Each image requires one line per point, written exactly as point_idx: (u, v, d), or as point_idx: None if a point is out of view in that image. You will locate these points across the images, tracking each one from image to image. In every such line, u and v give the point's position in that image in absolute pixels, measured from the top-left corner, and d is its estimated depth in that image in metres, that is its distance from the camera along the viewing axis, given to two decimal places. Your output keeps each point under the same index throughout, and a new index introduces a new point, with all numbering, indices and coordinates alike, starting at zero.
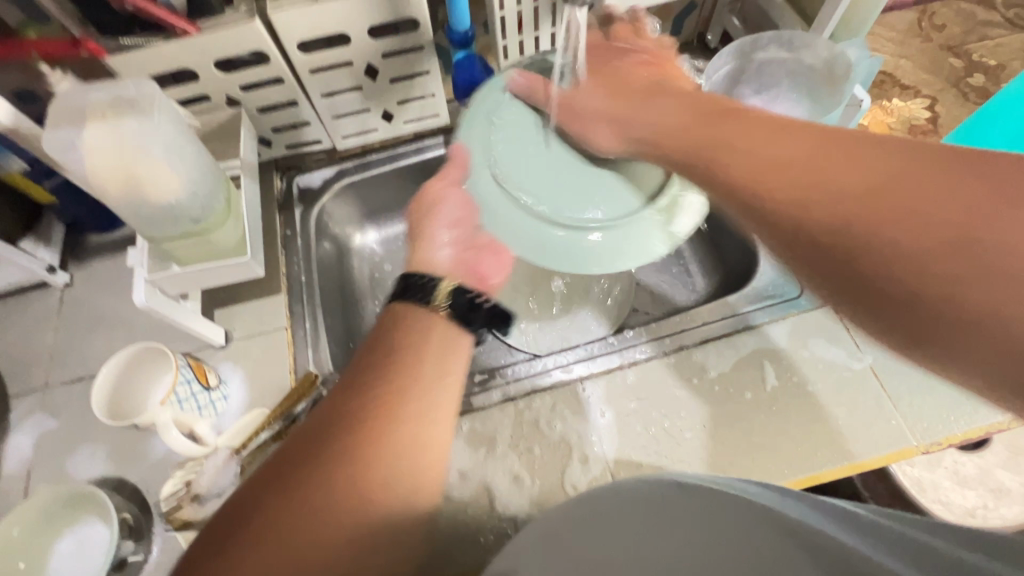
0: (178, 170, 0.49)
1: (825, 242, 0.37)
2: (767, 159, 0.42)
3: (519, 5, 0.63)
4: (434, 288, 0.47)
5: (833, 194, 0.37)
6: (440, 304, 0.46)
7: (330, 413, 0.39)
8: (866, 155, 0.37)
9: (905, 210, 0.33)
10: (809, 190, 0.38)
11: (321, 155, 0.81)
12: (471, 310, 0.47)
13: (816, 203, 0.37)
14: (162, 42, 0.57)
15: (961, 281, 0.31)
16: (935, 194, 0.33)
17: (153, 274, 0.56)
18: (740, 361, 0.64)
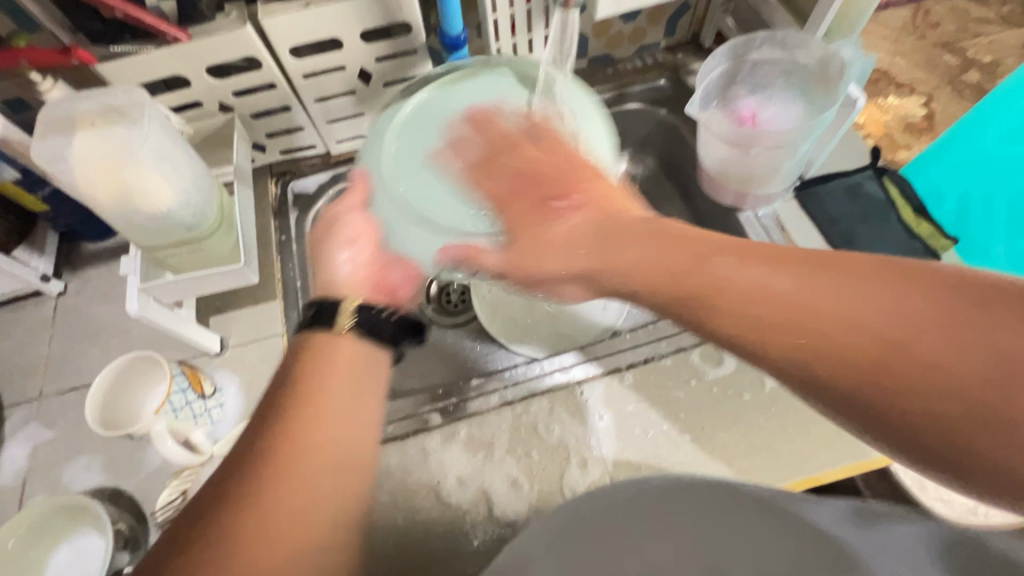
0: (170, 178, 0.49)
1: (813, 387, 0.31)
2: (690, 276, 0.37)
3: (512, 8, 0.63)
4: (339, 309, 0.44)
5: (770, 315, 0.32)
6: (344, 324, 0.43)
7: (238, 453, 0.35)
8: (813, 284, 0.31)
9: (853, 340, 0.29)
10: (769, 330, 0.32)
11: (316, 160, 0.81)
12: (380, 322, 0.45)
13: (786, 344, 0.31)
14: (154, 49, 0.57)
15: (956, 419, 0.26)
16: (879, 312, 0.28)
17: (146, 282, 0.55)
18: (739, 362, 0.64)
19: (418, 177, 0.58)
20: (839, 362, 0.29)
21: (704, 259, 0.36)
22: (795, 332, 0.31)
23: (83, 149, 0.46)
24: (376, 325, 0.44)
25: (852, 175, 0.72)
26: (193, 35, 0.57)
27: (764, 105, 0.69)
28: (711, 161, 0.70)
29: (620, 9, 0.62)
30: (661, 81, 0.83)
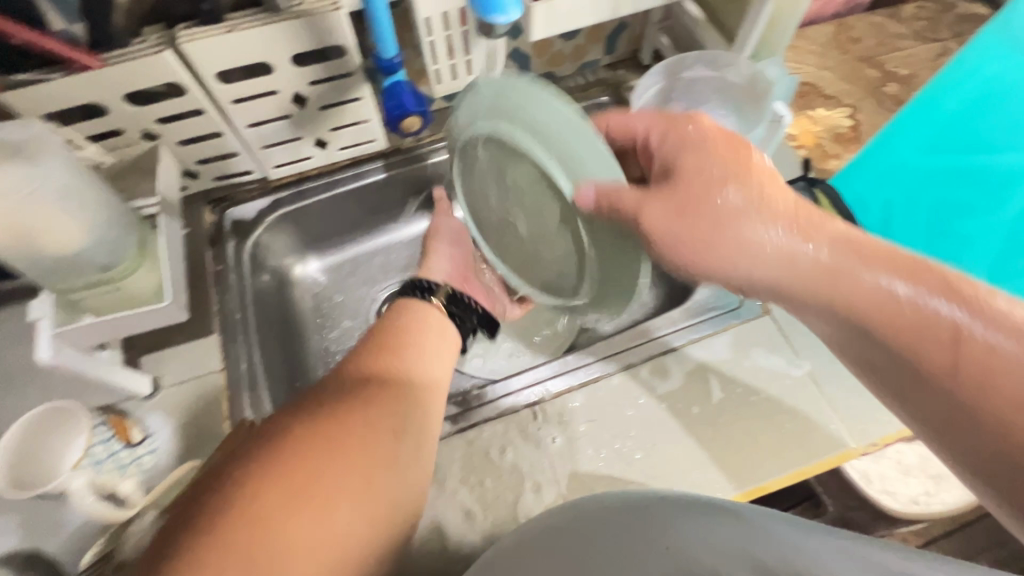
0: (77, 217, 0.45)
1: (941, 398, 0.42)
2: (854, 291, 0.45)
3: (447, 30, 0.62)
4: (437, 290, 0.66)
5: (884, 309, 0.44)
6: (438, 301, 0.65)
7: (343, 396, 0.51)
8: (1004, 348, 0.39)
9: (1001, 390, 0.39)
10: (947, 359, 0.41)
11: (254, 185, 0.77)
12: (461, 307, 0.67)
13: (943, 368, 0.41)
14: (62, 77, 0.53)
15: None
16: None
17: (59, 327, 0.52)
18: (686, 376, 0.65)
19: (495, 241, 0.64)
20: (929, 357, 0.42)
21: (883, 286, 0.44)
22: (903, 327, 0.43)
23: None
24: (457, 308, 0.66)
25: None
26: (106, 62, 0.54)
27: None
28: None
29: (554, 32, 0.62)
30: (604, 98, 0.85)
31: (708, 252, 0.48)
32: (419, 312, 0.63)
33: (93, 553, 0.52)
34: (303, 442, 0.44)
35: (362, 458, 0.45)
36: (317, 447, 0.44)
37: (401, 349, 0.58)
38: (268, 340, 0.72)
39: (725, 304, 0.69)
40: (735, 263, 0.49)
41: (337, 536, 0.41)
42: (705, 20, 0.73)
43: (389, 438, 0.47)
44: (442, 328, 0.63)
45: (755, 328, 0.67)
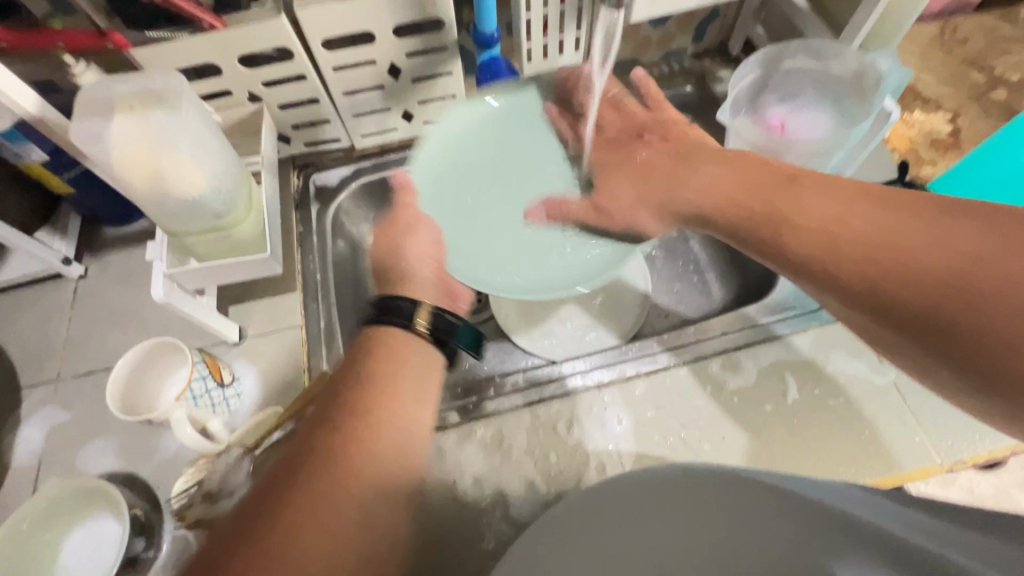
0: (204, 164, 0.49)
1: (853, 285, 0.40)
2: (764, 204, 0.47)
3: (546, 8, 0.63)
4: (415, 311, 0.47)
5: (846, 257, 0.40)
6: (421, 328, 0.47)
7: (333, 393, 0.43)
8: (892, 205, 0.41)
9: (872, 246, 0.39)
10: (837, 239, 0.41)
11: (338, 154, 0.80)
12: (448, 332, 0.48)
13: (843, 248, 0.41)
14: (189, 36, 0.57)
15: (973, 311, 0.34)
16: (917, 240, 0.38)
17: (171, 269, 0.55)
18: (760, 374, 0.63)
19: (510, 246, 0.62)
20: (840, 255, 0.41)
21: (795, 203, 0.45)
22: (986, 292, 0.34)
23: (124, 132, 0.46)
24: (443, 334, 0.47)
25: None
26: (228, 24, 0.57)
27: (792, 114, 0.68)
28: None
29: (657, 11, 0.61)
30: (687, 88, 0.83)
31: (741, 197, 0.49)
32: (390, 351, 0.45)
33: (184, 481, 0.57)
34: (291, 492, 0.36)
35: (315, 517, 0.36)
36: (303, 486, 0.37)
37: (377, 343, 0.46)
38: (343, 301, 0.75)
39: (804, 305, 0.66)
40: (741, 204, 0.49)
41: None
42: (809, 9, 0.70)
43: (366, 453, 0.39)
44: (427, 359, 0.46)
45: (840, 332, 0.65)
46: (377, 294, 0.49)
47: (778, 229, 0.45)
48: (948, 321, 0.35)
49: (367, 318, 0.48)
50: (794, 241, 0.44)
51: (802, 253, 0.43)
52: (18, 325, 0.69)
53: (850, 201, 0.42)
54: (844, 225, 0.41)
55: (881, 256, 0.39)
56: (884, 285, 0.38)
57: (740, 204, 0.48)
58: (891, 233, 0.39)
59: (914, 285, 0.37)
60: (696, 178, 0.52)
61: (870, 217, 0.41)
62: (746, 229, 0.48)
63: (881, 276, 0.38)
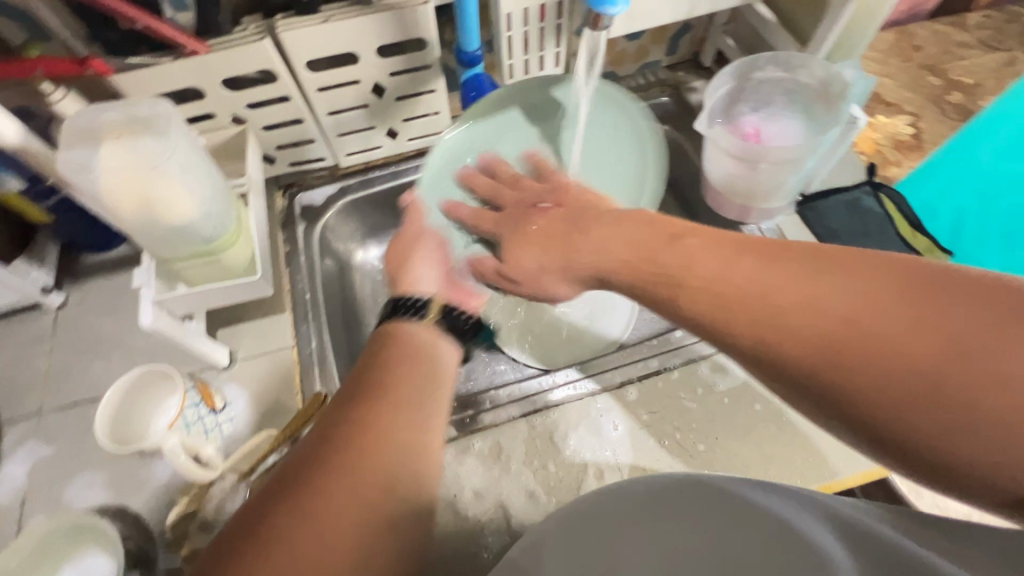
0: (194, 189, 0.49)
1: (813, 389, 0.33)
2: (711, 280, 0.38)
3: (526, 26, 0.64)
4: (431, 305, 0.54)
5: (812, 357, 0.32)
6: (432, 317, 0.53)
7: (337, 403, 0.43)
8: (849, 282, 0.33)
9: (837, 339, 0.32)
10: (795, 336, 0.33)
11: (323, 172, 0.80)
12: (458, 323, 0.55)
13: (797, 349, 0.33)
14: (171, 61, 0.57)
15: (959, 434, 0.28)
16: (887, 332, 0.30)
17: (159, 295, 0.55)
18: (749, 374, 0.65)
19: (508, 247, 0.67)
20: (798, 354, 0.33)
21: (717, 277, 0.38)
22: (871, 366, 0.30)
23: (113, 159, 0.47)
24: (454, 325, 0.54)
25: (851, 191, 0.75)
26: (211, 48, 0.57)
27: (766, 122, 0.71)
28: (717, 177, 0.73)
29: (634, 29, 0.64)
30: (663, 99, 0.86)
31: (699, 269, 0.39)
32: (402, 339, 0.50)
33: (178, 510, 0.55)
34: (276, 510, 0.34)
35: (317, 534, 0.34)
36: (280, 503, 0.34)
37: (387, 350, 0.49)
38: (334, 320, 0.75)
39: None
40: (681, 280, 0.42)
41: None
42: (776, 23, 0.73)
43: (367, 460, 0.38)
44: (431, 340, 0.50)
45: None
46: (391, 295, 0.56)
47: (715, 309, 0.38)
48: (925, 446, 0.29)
49: (383, 315, 0.53)
50: (736, 327, 0.36)
51: (706, 320, 0.38)
52: None
53: (735, 255, 0.38)
54: (728, 284, 0.37)
55: (773, 318, 0.34)
56: (779, 355, 0.34)
57: (649, 258, 0.43)
58: (774, 298, 0.35)
59: (810, 356, 0.33)
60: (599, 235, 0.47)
61: (755, 274, 0.36)
62: (652, 283, 0.42)
63: (774, 344, 0.34)
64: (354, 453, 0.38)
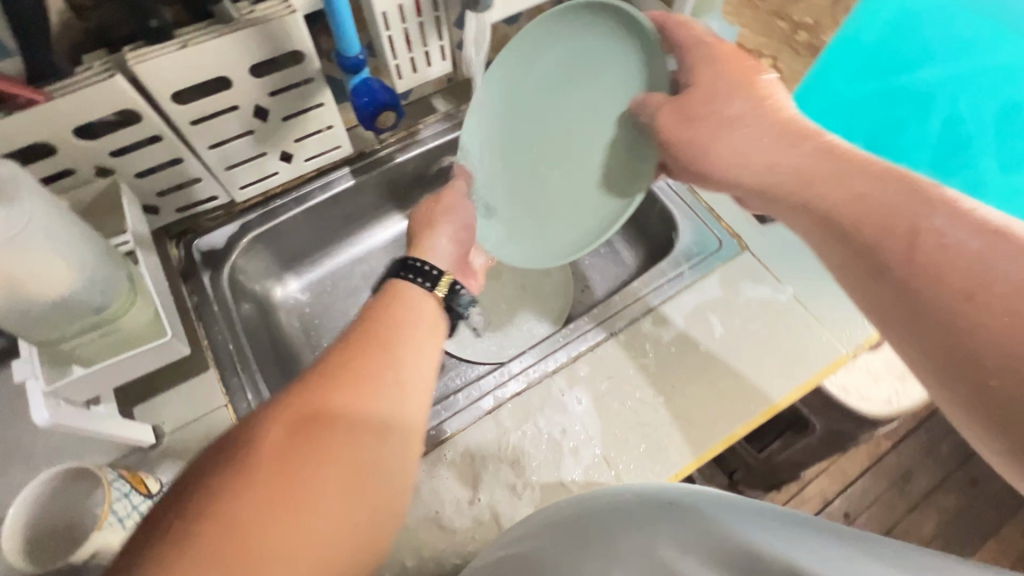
0: (69, 257, 0.44)
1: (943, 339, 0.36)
2: (870, 209, 0.41)
3: (405, 23, 0.63)
4: (439, 280, 0.55)
5: (961, 303, 0.35)
6: (439, 291, 0.55)
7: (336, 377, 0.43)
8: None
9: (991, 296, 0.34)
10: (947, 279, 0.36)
11: (218, 212, 0.74)
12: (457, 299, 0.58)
13: (945, 292, 0.36)
14: (4, 117, 0.49)
15: None
16: None
17: (53, 383, 0.48)
18: (687, 321, 0.68)
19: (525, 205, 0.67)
20: (947, 304, 0.36)
21: (898, 212, 0.40)
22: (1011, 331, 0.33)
23: None
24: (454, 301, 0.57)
25: None
26: (52, 95, 0.50)
27: None
28: None
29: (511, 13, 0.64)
30: None
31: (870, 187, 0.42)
32: (412, 303, 0.53)
33: None
34: (277, 457, 0.36)
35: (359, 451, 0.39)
36: (285, 475, 0.35)
37: (391, 307, 0.51)
38: (267, 365, 0.69)
39: (705, 249, 0.74)
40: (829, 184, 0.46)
41: (314, 528, 0.35)
42: None
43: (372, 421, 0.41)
44: (436, 316, 0.54)
45: (740, 265, 0.72)
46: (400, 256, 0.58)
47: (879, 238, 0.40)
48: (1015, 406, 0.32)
49: (391, 274, 0.57)
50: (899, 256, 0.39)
51: (869, 241, 0.41)
52: None
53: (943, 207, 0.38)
54: (921, 226, 0.38)
55: (930, 270, 0.37)
56: (927, 304, 0.37)
57: (824, 171, 0.46)
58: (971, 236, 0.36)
59: (957, 318, 0.35)
60: (773, 173, 0.49)
61: (951, 230, 0.37)
62: (827, 196, 0.45)
63: (926, 294, 0.37)
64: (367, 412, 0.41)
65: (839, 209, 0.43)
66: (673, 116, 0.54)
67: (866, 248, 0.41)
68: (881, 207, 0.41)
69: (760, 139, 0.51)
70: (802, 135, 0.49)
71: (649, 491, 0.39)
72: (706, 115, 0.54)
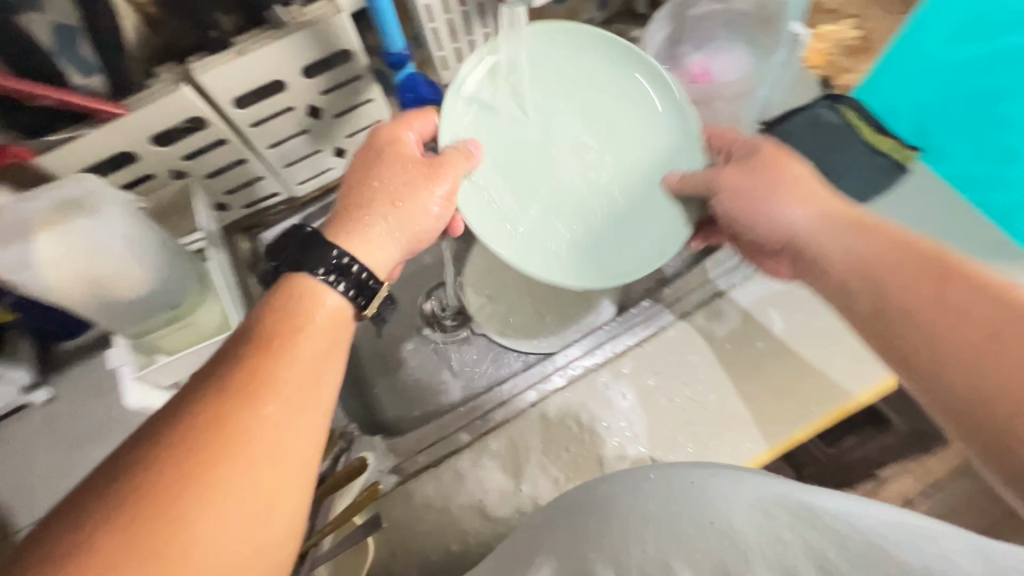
0: (144, 259, 0.49)
1: (977, 409, 0.38)
2: (907, 284, 0.43)
3: (449, 13, 0.62)
4: (371, 297, 0.49)
5: (996, 381, 0.38)
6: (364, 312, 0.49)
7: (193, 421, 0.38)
8: None
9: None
10: (989, 355, 0.39)
11: (281, 207, 0.78)
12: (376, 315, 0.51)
13: (987, 370, 0.38)
14: (92, 130, 0.54)
15: None
16: None
17: (141, 369, 0.55)
18: (746, 316, 0.65)
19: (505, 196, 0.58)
20: (986, 382, 0.38)
21: (938, 292, 0.42)
22: None
23: (54, 251, 0.45)
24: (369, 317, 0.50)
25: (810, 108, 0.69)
26: (131, 107, 0.55)
27: (711, 59, 0.70)
28: None
29: None
30: None
31: (918, 266, 0.44)
32: (302, 306, 0.45)
33: None
34: (129, 535, 0.34)
35: (231, 509, 0.37)
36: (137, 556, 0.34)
37: (273, 316, 0.44)
38: None
39: None
40: (853, 253, 0.47)
41: None
42: None
43: (238, 478, 0.37)
44: (327, 319, 0.46)
45: None
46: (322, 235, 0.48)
47: (927, 312, 0.42)
48: None
49: (301, 254, 0.47)
50: (942, 331, 0.41)
51: (909, 312, 0.43)
52: None
53: (978, 293, 0.41)
54: (959, 307, 0.41)
55: (971, 348, 0.39)
56: (957, 380, 0.40)
57: (859, 243, 0.47)
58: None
59: (973, 392, 0.39)
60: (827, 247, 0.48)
61: (993, 312, 0.39)
62: (887, 276, 0.44)
63: (957, 371, 0.40)
64: (229, 467, 0.37)
65: (878, 284, 0.45)
66: (739, 173, 0.53)
67: (901, 324, 0.43)
68: (918, 286, 0.43)
69: (788, 196, 0.51)
70: (815, 209, 0.50)
71: (677, 469, 0.46)
72: (767, 167, 0.53)
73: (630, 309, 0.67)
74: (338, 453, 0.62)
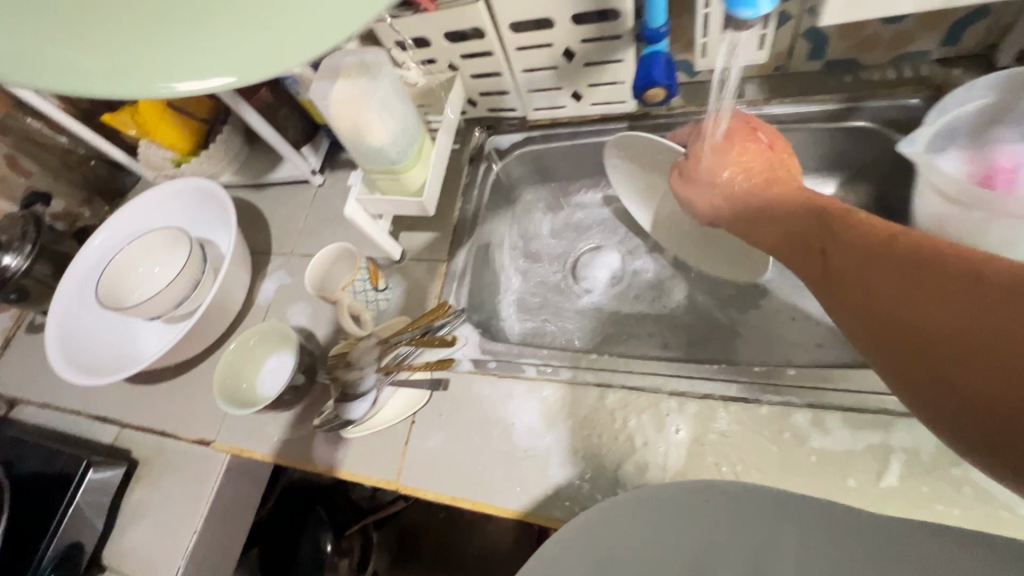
0: (387, 122, 0.67)
1: (925, 357, 0.37)
2: (839, 266, 0.50)
3: (708, 7, 0.65)
4: None
5: (932, 322, 0.38)
6: None
7: None
8: (942, 286, 0.39)
9: (939, 320, 0.38)
10: (913, 307, 0.40)
11: (515, 120, 0.90)
12: None
13: (920, 321, 0.39)
14: (409, 14, 0.72)
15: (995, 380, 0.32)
16: (984, 313, 0.35)
17: (362, 195, 0.75)
18: (858, 448, 0.56)
19: None
20: (922, 337, 0.38)
21: (862, 265, 0.47)
22: (961, 342, 0.35)
23: None
24: None
25: None
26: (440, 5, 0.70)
27: None
28: (926, 216, 0.62)
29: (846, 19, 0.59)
30: (913, 100, 0.69)
31: (835, 251, 0.51)
32: None
33: (338, 348, 0.76)
34: None
35: None
36: None
37: None
38: (485, 250, 0.86)
39: None
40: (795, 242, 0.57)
41: None
42: None
43: None
44: None
45: None
46: None
47: (863, 294, 0.45)
48: (979, 408, 0.33)
49: None
50: (871, 299, 0.44)
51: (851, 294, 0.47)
52: (278, 214, 0.99)
53: (882, 259, 0.46)
54: (872, 280, 0.45)
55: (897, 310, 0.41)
56: (895, 343, 0.40)
57: (807, 242, 0.56)
58: (923, 263, 0.42)
59: (920, 346, 0.38)
60: (756, 227, 0.65)
61: (885, 278, 0.44)
62: (819, 241, 0.54)
63: (898, 332, 0.40)
64: None
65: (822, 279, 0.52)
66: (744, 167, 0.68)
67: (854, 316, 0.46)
68: (845, 270, 0.49)
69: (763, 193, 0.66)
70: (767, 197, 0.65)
71: (667, 496, 0.45)
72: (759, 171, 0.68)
73: (751, 366, 0.63)
74: (447, 321, 0.74)
